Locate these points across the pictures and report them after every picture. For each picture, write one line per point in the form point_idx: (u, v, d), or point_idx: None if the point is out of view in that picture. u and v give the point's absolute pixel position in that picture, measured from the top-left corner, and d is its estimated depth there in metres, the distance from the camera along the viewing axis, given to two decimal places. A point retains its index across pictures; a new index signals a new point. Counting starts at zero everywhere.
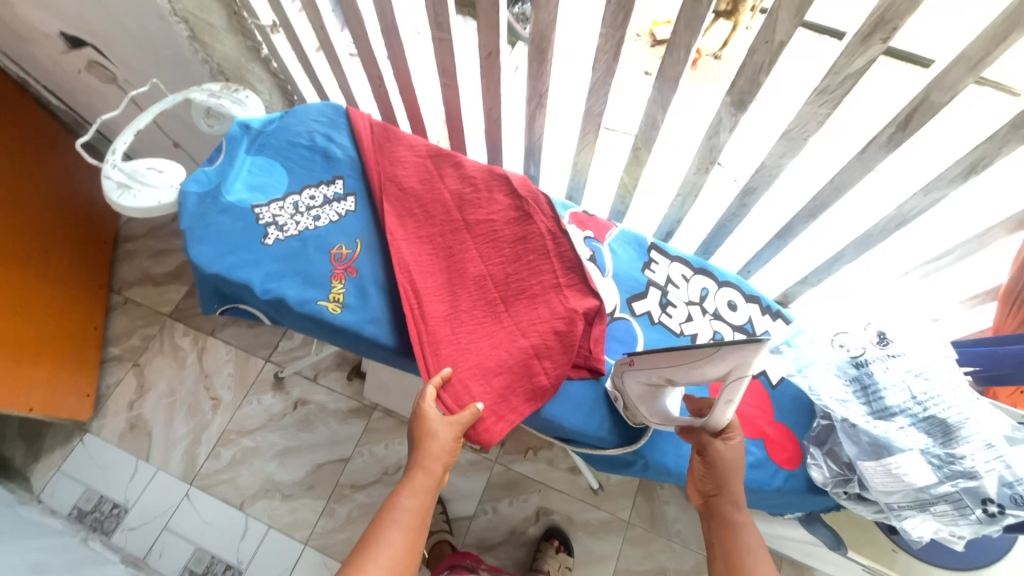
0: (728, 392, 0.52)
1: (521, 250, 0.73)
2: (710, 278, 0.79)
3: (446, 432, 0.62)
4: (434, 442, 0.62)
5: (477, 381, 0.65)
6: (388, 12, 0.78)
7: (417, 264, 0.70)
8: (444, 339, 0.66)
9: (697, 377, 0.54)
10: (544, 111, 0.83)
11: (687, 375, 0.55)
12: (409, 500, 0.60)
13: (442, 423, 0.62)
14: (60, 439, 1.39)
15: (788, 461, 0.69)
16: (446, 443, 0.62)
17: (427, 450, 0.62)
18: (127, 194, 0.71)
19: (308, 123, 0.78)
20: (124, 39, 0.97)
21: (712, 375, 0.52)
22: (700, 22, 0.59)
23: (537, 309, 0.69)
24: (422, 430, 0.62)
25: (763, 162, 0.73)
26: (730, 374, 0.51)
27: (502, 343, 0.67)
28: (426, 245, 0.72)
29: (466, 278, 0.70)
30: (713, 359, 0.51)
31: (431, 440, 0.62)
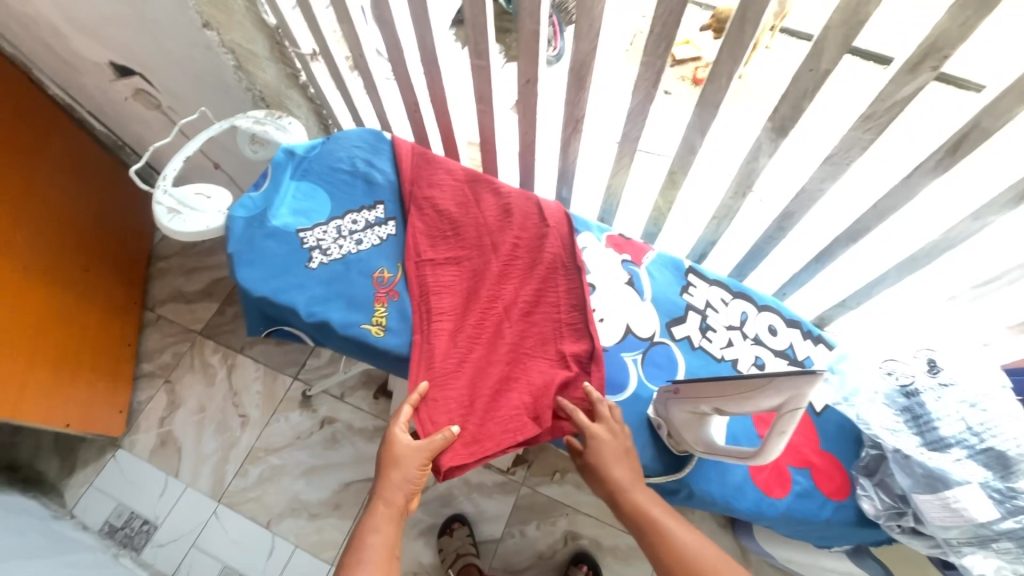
0: (781, 423, 0.51)
1: (532, 278, 0.74)
2: (750, 301, 0.79)
3: (411, 458, 0.64)
4: (401, 467, 0.64)
5: (460, 403, 0.67)
6: (428, 41, 0.80)
7: (434, 282, 0.72)
8: (440, 357, 0.67)
9: (748, 406, 0.53)
10: (579, 136, 0.84)
11: (737, 404, 0.54)
12: (374, 535, 0.61)
13: (409, 446, 0.64)
14: (93, 453, 1.41)
15: (836, 492, 0.67)
16: (407, 472, 0.63)
17: (391, 477, 0.64)
18: (177, 218, 0.73)
19: (349, 149, 0.79)
20: (170, 67, 1.00)
21: (763, 405, 0.51)
22: (744, 51, 0.60)
23: (534, 343, 0.71)
24: (390, 458, 0.65)
25: (804, 186, 0.73)
26: (783, 404, 0.50)
27: (495, 370, 0.69)
28: (451, 266, 0.73)
29: (476, 300, 0.71)
30: (764, 390, 0.50)
31: (396, 467, 0.64)
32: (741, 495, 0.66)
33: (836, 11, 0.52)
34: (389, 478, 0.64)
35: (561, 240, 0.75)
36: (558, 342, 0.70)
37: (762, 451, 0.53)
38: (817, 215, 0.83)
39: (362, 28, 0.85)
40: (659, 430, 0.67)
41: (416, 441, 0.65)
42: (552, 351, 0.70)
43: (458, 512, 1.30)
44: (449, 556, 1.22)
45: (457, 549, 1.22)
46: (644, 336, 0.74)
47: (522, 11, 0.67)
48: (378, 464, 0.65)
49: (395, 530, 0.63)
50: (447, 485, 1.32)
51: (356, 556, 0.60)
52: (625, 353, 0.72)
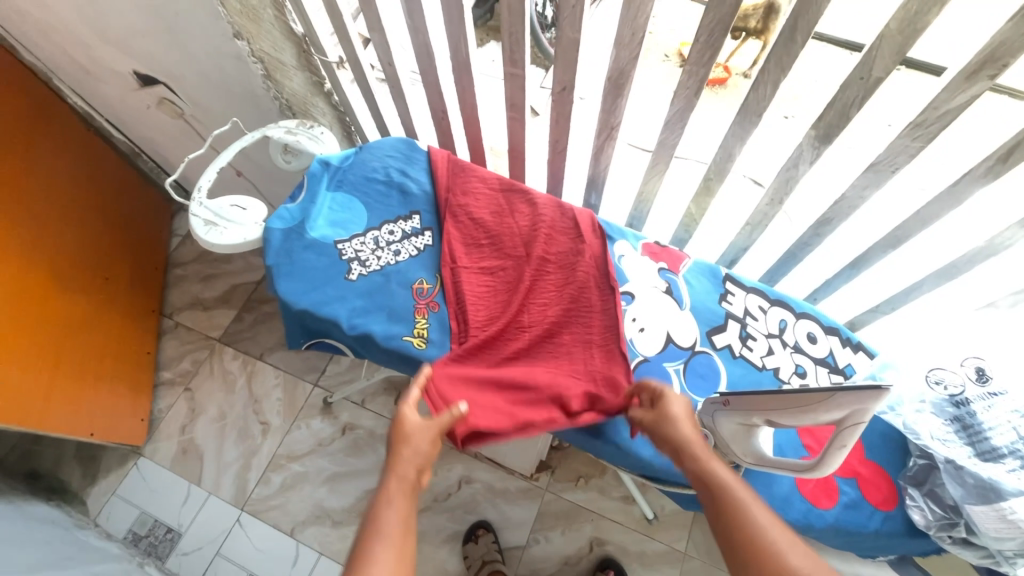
0: (841, 436, 0.51)
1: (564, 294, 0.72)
2: (788, 309, 0.78)
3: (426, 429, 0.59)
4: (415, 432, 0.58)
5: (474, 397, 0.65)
6: (461, 49, 0.79)
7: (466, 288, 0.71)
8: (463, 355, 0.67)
9: (807, 420, 0.52)
10: (612, 144, 0.84)
11: (794, 419, 0.53)
12: (393, 490, 0.54)
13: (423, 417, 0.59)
14: (115, 462, 1.41)
15: (883, 502, 0.66)
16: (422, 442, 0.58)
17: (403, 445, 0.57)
18: (214, 230, 0.73)
19: (383, 158, 0.79)
20: (196, 77, 1.00)
21: (824, 419, 0.51)
22: (793, 59, 0.59)
23: (560, 356, 0.69)
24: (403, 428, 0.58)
25: (844, 194, 0.72)
26: (846, 417, 0.50)
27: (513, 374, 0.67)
28: (488, 279, 0.73)
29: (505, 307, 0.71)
30: (827, 404, 0.50)
31: (410, 440, 0.58)
32: (789, 506, 0.65)
33: (893, 19, 0.51)
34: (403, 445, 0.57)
35: (595, 259, 0.74)
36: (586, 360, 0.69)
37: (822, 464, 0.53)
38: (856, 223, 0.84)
39: (393, 37, 0.85)
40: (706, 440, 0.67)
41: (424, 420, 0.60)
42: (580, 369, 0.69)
43: (482, 518, 1.30)
44: (474, 564, 1.22)
45: (483, 556, 1.22)
46: (685, 345, 0.74)
47: (563, 21, 0.66)
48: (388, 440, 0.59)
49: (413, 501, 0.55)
50: (471, 491, 1.32)
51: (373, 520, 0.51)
52: (666, 363, 0.72)
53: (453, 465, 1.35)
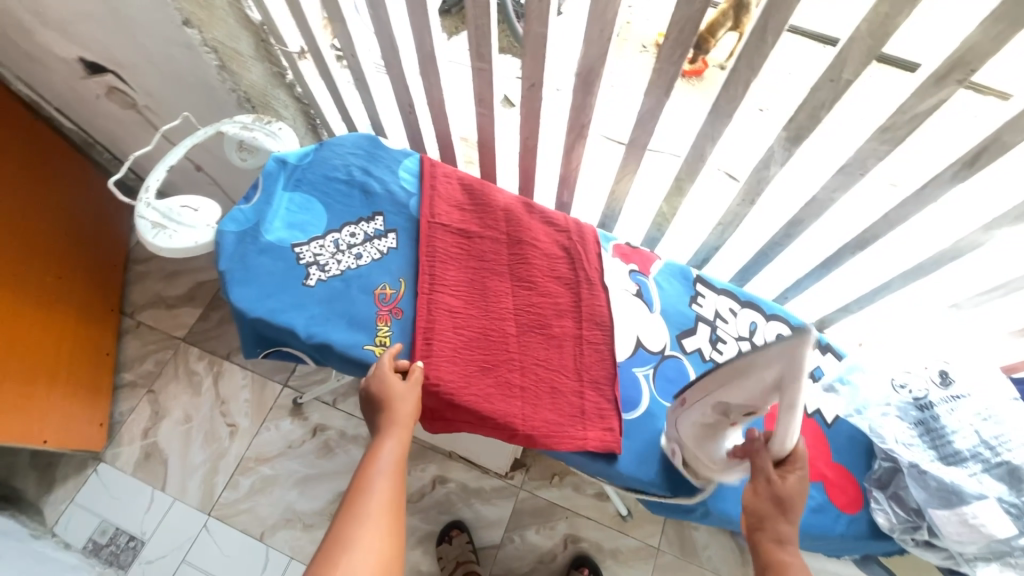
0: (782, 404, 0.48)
1: (547, 334, 0.72)
2: (758, 311, 0.78)
3: (405, 391, 0.62)
4: (397, 405, 0.61)
5: (439, 392, 0.65)
6: (426, 41, 0.75)
7: (442, 303, 0.69)
8: (440, 356, 0.66)
9: (749, 404, 0.51)
10: (583, 142, 0.81)
11: (742, 406, 0.52)
12: (383, 462, 0.59)
13: (402, 385, 0.62)
14: (73, 468, 1.36)
15: (848, 505, 0.67)
16: (400, 392, 0.61)
17: (388, 417, 0.61)
18: (162, 234, 0.69)
19: (344, 156, 0.76)
20: (145, 66, 0.94)
21: (760, 395, 0.49)
22: (764, 60, 0.58)
23: (552, 354, 0.70)
24: (386, 394, 0.61)
25: (815, 196, 0.72)
26: (773, 387, 0.48)
27: (498, 368, 0.68)
28: (468, 327, 0.69)
29: (489, 309, 0.71)
30: (758, 376, 0.48)
31: (397, 401, 0.61)
32: None
33: (864, 21, 0.50)
34: (395, 414, 0.61)
35: (594, 269, 0.75)
36: (580, 359, 0.70)
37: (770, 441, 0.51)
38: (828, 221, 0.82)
39: (355, 26, 0.81)
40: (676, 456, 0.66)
41: (405, 385, 0.62)
42: (571, 371, 0.70)
43: (456, 518, 1.28)
44: (448, 565, 1.21)
45: (457, 556, 1.21)
46: (655, 350, 0.72)
47: (530, 14, 0.64)
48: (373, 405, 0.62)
49: (404, 458, 0.60)
50: (446, 490, 1.31)
51: (361, 495, 0.56)
52: (636, 369, 0.71)
53: (428, 464, 1.32)
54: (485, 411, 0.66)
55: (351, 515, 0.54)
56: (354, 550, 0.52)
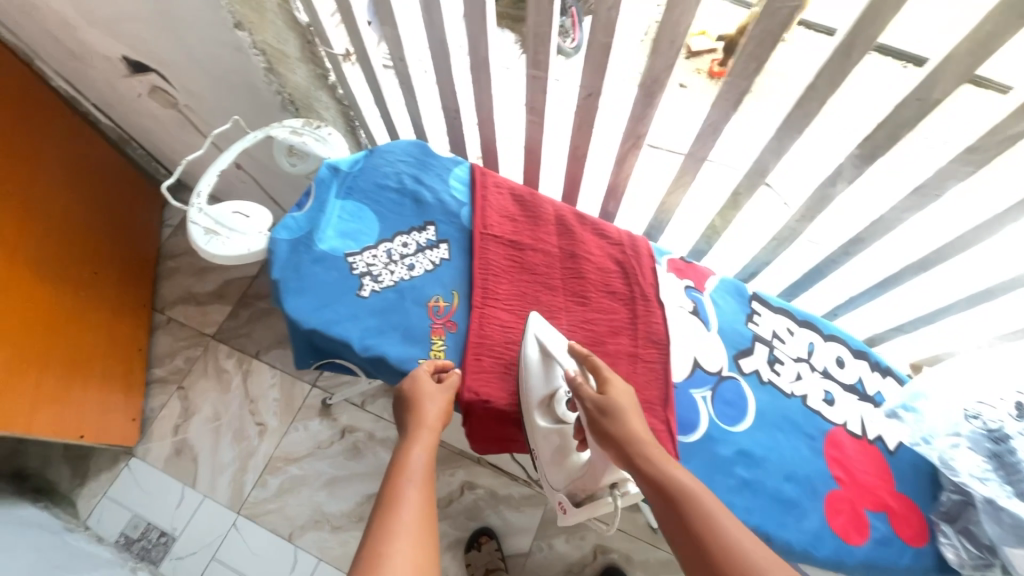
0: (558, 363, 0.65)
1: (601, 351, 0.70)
2: (816, 331, 0.76)
3: (439, 394, 0.60)
4: (428, 406, 0.59)
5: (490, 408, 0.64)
6: (480, 48, 0.73)
7: (494, 317, 0.68)
8: (489, 372, 0.65)
9: (546, 385, 0.65)
10: (637, 152, 0.79)
11: (545, 397, 0.65)
12: (413, 469, 0.55)
13: (433, 386, 0.61)
14: (105, 462, 1.37)
15: (913, 537, 0.64)
16: (431, 393, 0.60)
17: (417, 419, 0.59)
18: (215, 240, 0.68)
19: (396, 164, 0.75)
20: (189, 66, 0.93)
21: (541, 365, 0.65)
22: (846, 76, 0.55)
23: None
24: (416, 396, 0.60)
25: (883, 216, 0.69)
26: (539, 349, 0.65)
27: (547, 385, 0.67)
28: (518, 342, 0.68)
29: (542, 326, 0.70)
30: (527, 354, 0.65)
31: (428, 402, 0.59)
32: (821, 543, 0.62)
33: (964, 40, 0.47)
34: (424, 414, 0.59)
35: (650, 284, 0.73)
36: (633, 378, 0.68)
37: (570, 374, 0.63)
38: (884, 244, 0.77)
39: (405, 29, 0.79)
40: (569, 509, 0.69)
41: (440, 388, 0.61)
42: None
43: (485, 525, 1.28)
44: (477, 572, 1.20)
45: (486, 564, 1.20)
46: (712, 371, 0.70)
47: (595, 24, 0.62)
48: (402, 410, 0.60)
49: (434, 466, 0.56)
50: (474, 496, 1.30)
51: (392, 506, 0.50)
52: (694, 390, 0.68)
53: (456, 469, 1.31)
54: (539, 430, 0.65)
55: (384, 527, 0.49)
56: (390, 564, 0.46)
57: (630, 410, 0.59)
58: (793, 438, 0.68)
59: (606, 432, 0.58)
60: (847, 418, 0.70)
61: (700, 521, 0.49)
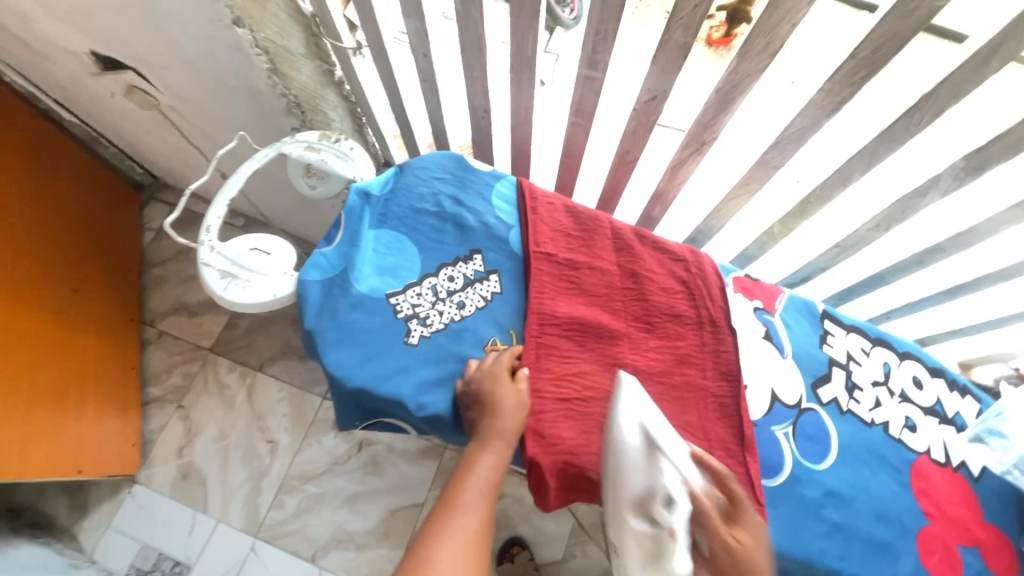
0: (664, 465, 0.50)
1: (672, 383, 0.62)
2: (890, 350, 0.71)
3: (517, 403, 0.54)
4: (505, 416, 0.53)
5: (555, 452, 0.56)
6: (526, 46, 0.64)
7: (551, 348, 0.60)
8: (552, 414, 0.57)
9: (648, 485, 0.49)
10: (697, 158, 0.71)
11: (642, 495, 0.48)
12: (479, 479, 0.51)
13: (513, 393, 0.54)
14: (107, 490, 1.29)
15: (1006, 570, 0.61)
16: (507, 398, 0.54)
17: (490, 426, 0.53)
18: (233, 284, 0.59)
19: (432, 182, 0.66)
20: (174, 64, 0.81)
21: (643, 456, 0.49)
22: (975, 84, 0.49)
23: (675, 407, 0.60)
24: (492, 400, 0.53)
25: (975, 228, 0.63)
26: (644, 437, 0.50)
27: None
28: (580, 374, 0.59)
29: (600, 355, 0.61)
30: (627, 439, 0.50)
31: (506, 413, 0.53)
32: None
33: None
34: (502, 425, 0.53)
35: (718, 307, 0.66)
36: (707, 413, 0.61)
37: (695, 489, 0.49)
38: (958, 259, 0.71)
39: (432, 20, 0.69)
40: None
41: (514, 393, 0.55)
42: (697, 429, 0.60)
43: (515, 534, 1.24)
44: None
45: None
46: (791, 403, 0.65)
47: (675, 21, 0.53)
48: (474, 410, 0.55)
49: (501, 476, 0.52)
50: (503, 506, 1.26)
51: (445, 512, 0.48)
52: (775, 427, 0.63)
53: None
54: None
55: (434, 530, 0.47)
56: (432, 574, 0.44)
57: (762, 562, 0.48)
58: (879, 472, 0.63)
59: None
60: (930, 446, 0.66)
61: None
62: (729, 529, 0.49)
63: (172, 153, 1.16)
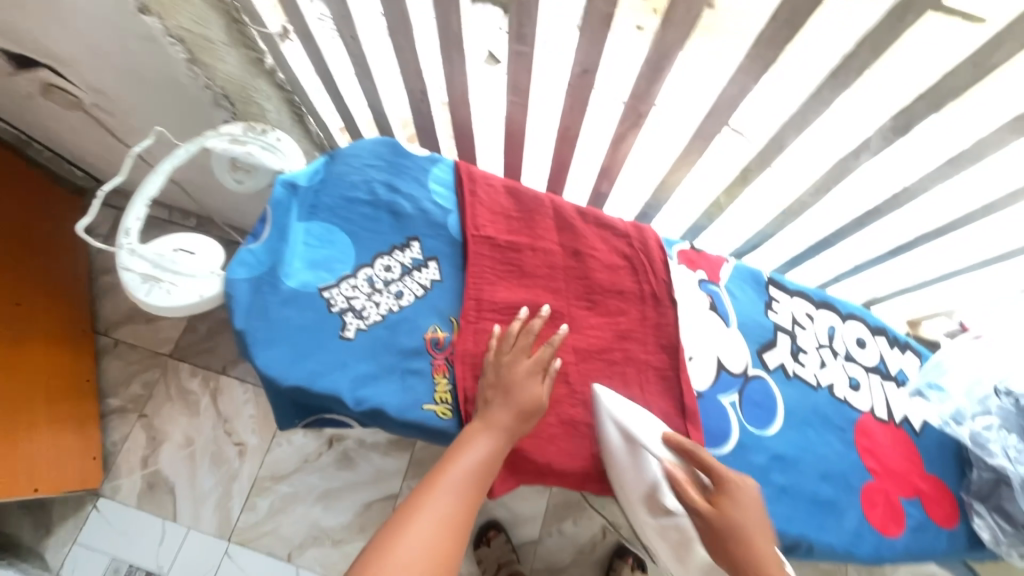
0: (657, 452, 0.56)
1: (616, 359, 0.62)
2: (835, 312, 0.72)
3: (525, 386, 0.55)
4: (516, 400, 0.54)
5: None
6: (452, 23, 0.62)
7: (491, 333, 0.59)
8: None
9: (642, 479, 0.57)
10: (637, 131, 0.71)
11: (646, 489, 0.58)
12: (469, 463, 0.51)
13: (533, 379, 0.55)
14: (70, 506, 1.26)
15: (946, 518, 0.64)
16: (522, 379, 0.55)
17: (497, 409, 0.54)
18: (157, 289, 0.56)
19: (364, 169, 0.64)
20: (90, 59, 0.76)
21: (628, 452, 0.56)
22: (892, 42, 0.48)
23: (617, 383, 0.61)
24: (508, 383, 0.55)
25: (908, 186, 0.64)
26: (622, 434, 0.56)
27: (560, 404, 0.59)
28: None
29: (543, 337, 0.61)
30: (609, 437, 0.57)
31: (517, 395, 0.54)
32: (861, 541, 0.60)
33: None
34: (509, 408, 0.54)
35: (661, 281, 0.65)
36: (648, 387, 0.61)
37: (666, 467, 0.55)
38: (897, 219, 0.71)
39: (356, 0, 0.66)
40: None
41: (532, 375, 0.56)
42: (639, 404, 0.61)
43: (491, 517, 1.25)
44: (490, 567, 1.18)
45: (499, 558, 1.18)
46: (737, 371, 0.65)
47: None
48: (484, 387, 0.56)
49: (489, 472, 0.52)
50: None
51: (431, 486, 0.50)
52: (721, 397, 0.63)
53: None
54: (550, 455, 0.57)
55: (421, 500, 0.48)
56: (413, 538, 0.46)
57: (747, 523, 0.52)
58: (825, 434, 0.64)
59: (718, 547, 0.52)
60: (873, 404, 0.68)
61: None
62: (708, 502, 0.53)
63: (107, 155, 1.11)
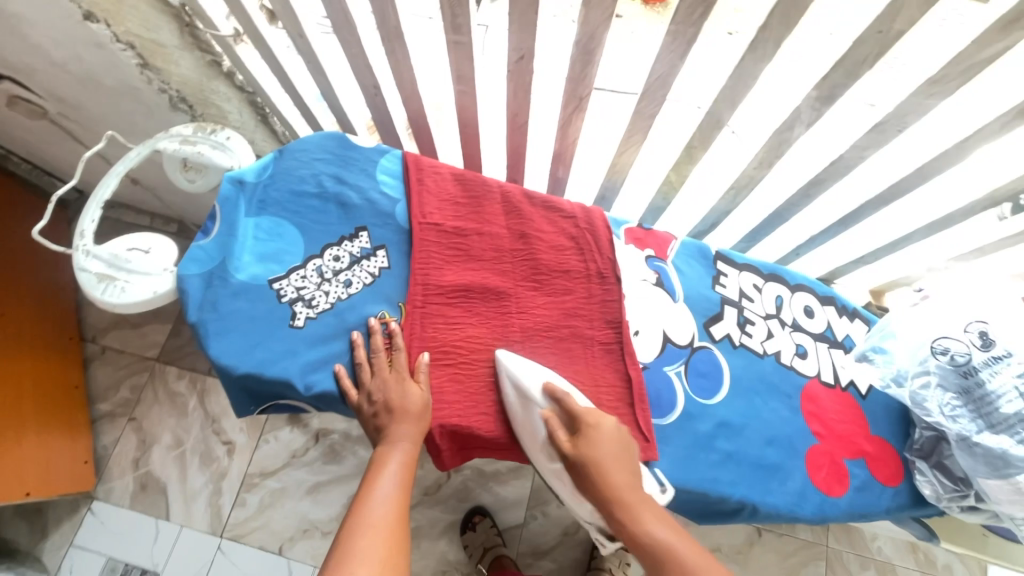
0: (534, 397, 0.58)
1: (562, 337, 0.64)
2: (783, 283, 0.73)
3: (407, 392, 0.56)
4: (405, 412, 0.55)
5: (441, 416, 0.58)
6: (389, 16, 0.63)
7: (439, 316, 0.62)
8: (441, 379, 0.59)
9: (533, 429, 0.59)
10: (581, 114, 0.72)
11: (542, 438, 0.59)
12: (387, 490, 0.51)
13: (407, 388, 0.56)
14: (66, 510, 1.29)
15: (891, 477, 0.67)
16: (401, 392, 0.55)
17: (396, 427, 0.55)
18: (112, 287, 0.58)
19: (312, 163, 0.65)
20: (48, 69, 0.78)
21: (521, 406, 0.58)
22: (802, 13, 0.50)
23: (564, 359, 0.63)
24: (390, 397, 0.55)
25: (843, 155, 0.65)
26: (516, 389, 0.59)
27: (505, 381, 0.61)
28: (469, 337, 0.62)
29: (490, 318, 0.63)
30: (506, 395, 0.59)
31: (403, 402, 0.55)
32: (804, 502, 0.63)
33: None
34: (398, 417, 0.55)
35: (607, 259, 0.67)
36: (593, 362, 0.63)
37: (544, 415, 0.57)
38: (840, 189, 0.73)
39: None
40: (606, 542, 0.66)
41: (397, 381, 0.56)
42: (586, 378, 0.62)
43: (477, 504, 1.27)
44: (476, 552, 1.19)
45: (484, 542, 1.20)
46: (683, 343, 0.67)
47: None
48: (361, 405, 0.57)
49: (410, 480, 0.53)
50: (462, 478, 1.28)
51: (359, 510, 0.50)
52: (667, 368, 0.65)
53: None
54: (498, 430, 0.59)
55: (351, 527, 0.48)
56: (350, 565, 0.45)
57: (607, 459, 0.55)
58: (771, 401, 0.67)
59: (584, 484, 0.56)
60: (819, 370, 0.70)
61: (663, 556, 0.50)
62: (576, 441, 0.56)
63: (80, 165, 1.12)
